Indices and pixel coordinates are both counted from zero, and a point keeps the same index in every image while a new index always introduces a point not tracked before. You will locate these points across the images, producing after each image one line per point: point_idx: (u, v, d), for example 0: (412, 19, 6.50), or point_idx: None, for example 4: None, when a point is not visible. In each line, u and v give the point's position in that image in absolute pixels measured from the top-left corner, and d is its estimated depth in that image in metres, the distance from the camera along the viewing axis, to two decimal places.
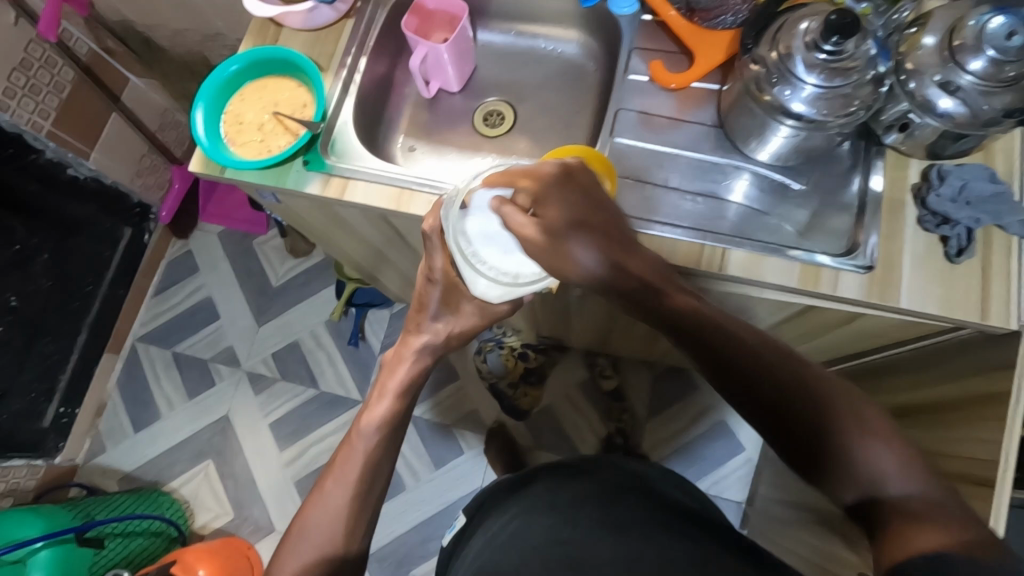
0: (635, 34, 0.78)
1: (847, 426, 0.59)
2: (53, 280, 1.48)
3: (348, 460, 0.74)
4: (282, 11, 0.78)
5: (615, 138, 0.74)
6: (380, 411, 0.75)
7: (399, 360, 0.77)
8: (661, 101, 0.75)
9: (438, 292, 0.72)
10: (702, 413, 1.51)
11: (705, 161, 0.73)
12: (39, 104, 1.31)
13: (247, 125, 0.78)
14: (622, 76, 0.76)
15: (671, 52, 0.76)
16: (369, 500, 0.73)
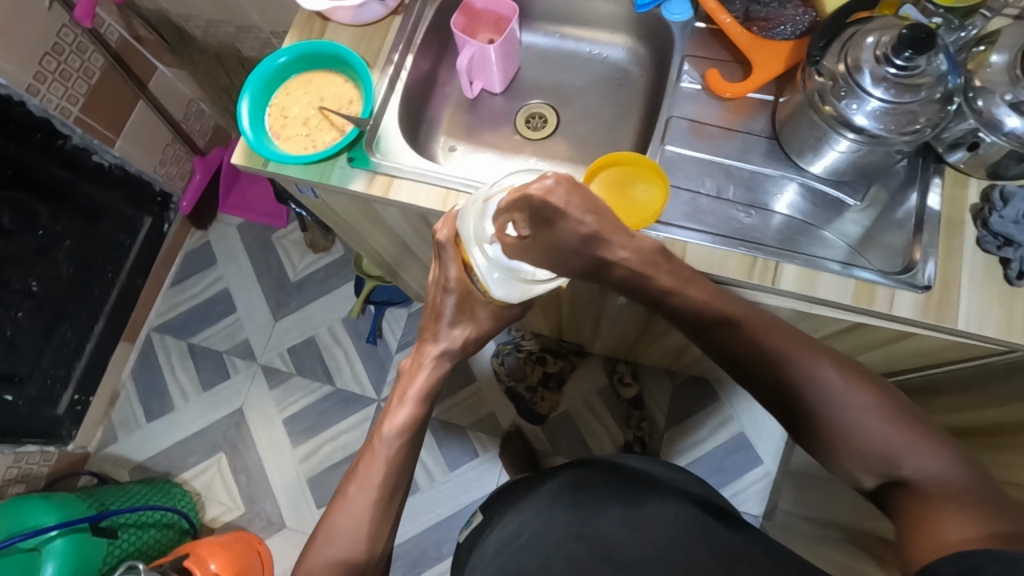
0: (687, 41, 0.77)
1: (877, 415, 0.58)
2: (74, 267, 1.47)
3: (370, 467, 0.72)
4: (333, 5, 0.77)
5: (665, 146, 0.73)
6: (400, 418, 0.72)
7: (416, 367, 0.74)
8: (713, 110, 0.74)
9: (453, 301, 0.70)
10: (722, 424, 1.50)
11: (757, 172, 0.72)
12: (68, 89, 1.31)
13: (292, 119, 0.77)
14: (675, 84, 0.75)
15: (725, 61, 0.75)
16: (392, 504, 0.73)
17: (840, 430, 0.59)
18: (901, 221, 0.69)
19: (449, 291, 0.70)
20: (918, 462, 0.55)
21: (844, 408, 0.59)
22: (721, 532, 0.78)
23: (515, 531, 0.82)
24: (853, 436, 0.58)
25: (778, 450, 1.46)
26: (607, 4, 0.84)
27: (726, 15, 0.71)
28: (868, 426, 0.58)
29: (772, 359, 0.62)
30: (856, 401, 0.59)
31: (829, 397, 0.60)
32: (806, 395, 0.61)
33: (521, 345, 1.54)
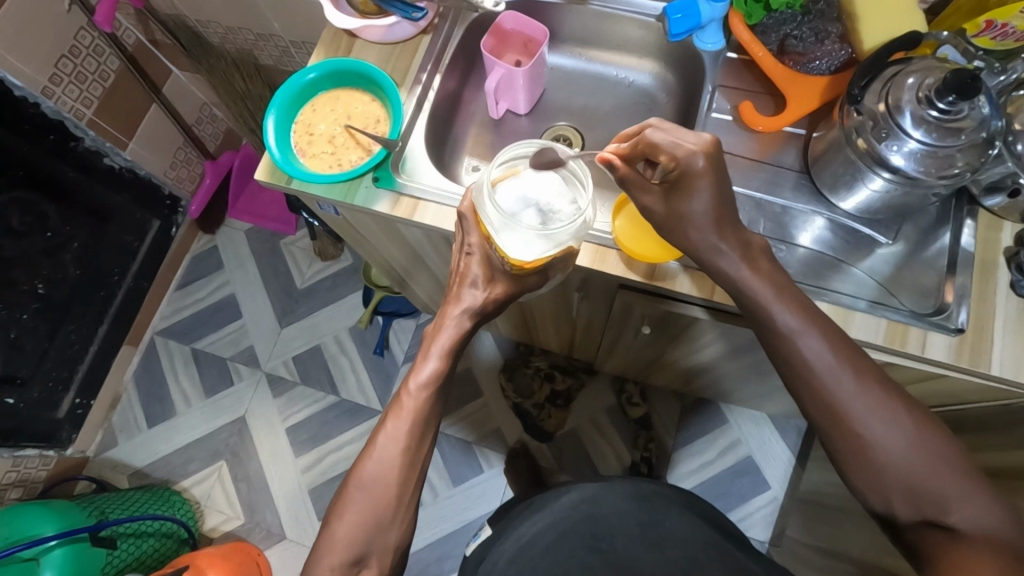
0: (717, 71, 0.76)
1: (919, 447, 0.58)
2: (81, 269, 1.46)
3: (398, 421, 0.67)
4: (363, 25, 0.76)
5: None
6: (428, 371, 0.68)
7: (438, 327, 0.71)
8: (743, 141, 0.74)
9: (477, 262, 0.71)
10: (730, 446, 1.49)
11: (787, 208, 0.71)
12: (83, 92, 1.30)
13: (318, 136, 0.76)
14: (705, 114, 0.75)
15: (757, 93, 0.75)
16: (419, 459, 0.67)
17: (892, 464, 0.58)
18: (934, 260, 0.68)
19: (470, 255, 0.71)
20: (969, 512, 0.56)
21: (897, 443, 0.58)
22: (741, 558, 0.77)
23: (528, 540, 0.79)
24: (907, 474, 0.58)
25: (786, 475, 1.45)
26: (636, 30, 0.83)
27: (761, 48, 0.70)
28: (925, 469, 0.57)
29: (833, 384, 0.60)
30: (918, 442, 0.58)
31: (890, 434, 0.58)
32: (869, 427, 0.59)
33: (529, 361, 1.58)
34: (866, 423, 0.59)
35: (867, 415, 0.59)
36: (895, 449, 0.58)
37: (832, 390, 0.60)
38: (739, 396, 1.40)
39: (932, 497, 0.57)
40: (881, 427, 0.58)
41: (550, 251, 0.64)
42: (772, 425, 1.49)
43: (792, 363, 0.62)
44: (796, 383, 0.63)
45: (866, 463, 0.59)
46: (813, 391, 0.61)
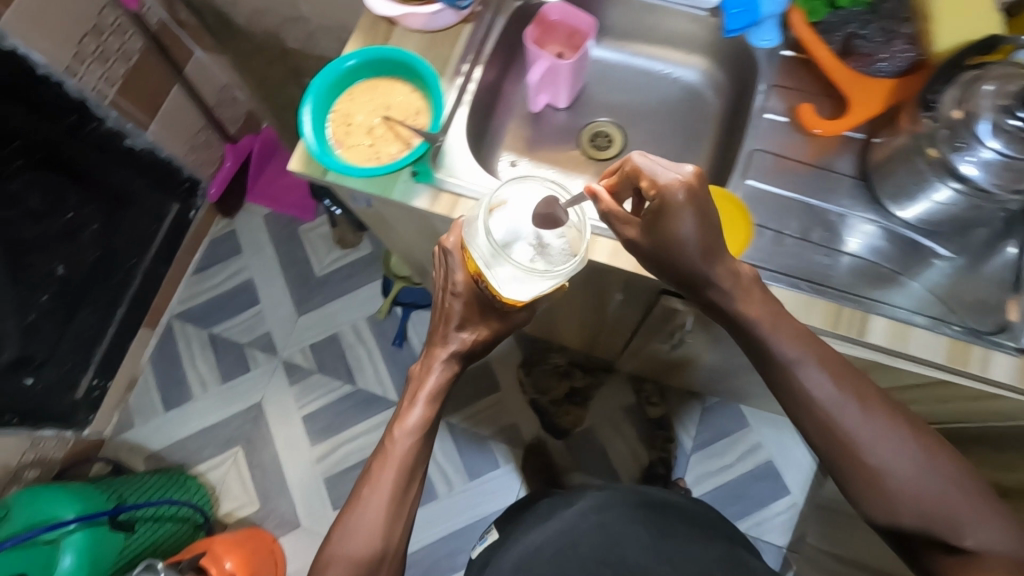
0: (771, 70, 0.73)
1: (927, 473, 0.60)
2: (99, 251, 1.44)
3: (383, 469, 0.71)
4: (407, 12, 0.73)
5: (746, 180, 0.70)
6: (414, 417, 0.72)
7: (427, 369, 0.74)
8: (799, 143, 0.71)
9: (462, 305, 0.73)
10: (750, 450, 1.47)
11: (839, 216, 0.69)
12: (106, 71, 1.28)
13: (356, 127, 0.74)
14: (757, 114, 0.72)
15: (814, 94, 0.72)
16: (405, 503, 0.71)
17: (902, 491, 0.60)
18: (996, 276, 0.66)
19: (455, 295, 0.73)
20: (977, 533, 0.59)
21: (905, 469, 0.61)
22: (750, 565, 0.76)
23: (554, 548, 0.78)
24: (918, 501, 0.60)
25: (806, 481, 1.43)
26: (688, 24, 0.80)
27: (821, 48, 0.69)
28: (935, 494, 0.60)
29: (842, 416, 0.62)
30: (927, 470, 0.61)
31: (900, 464, 0.61)
32: (878, 457, 0.61)
33: (547, 356, 1.56)
34: (877, 456, 0.61)
35: (877, 448, 0.61)
36: (905, 478, 0.61)
37: (844, 425, 0.62)
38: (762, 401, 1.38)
39: (941, 521, 0.60)
40: (893, 457, 0.60)
41: (541, 290, 0.62)
42: (793, 431, 1.47)
43: (805, 395, 0.63)
44: (809, 417, 0.64)
45: (877, 492, 0.62)
46: (826, 426, 0.62)
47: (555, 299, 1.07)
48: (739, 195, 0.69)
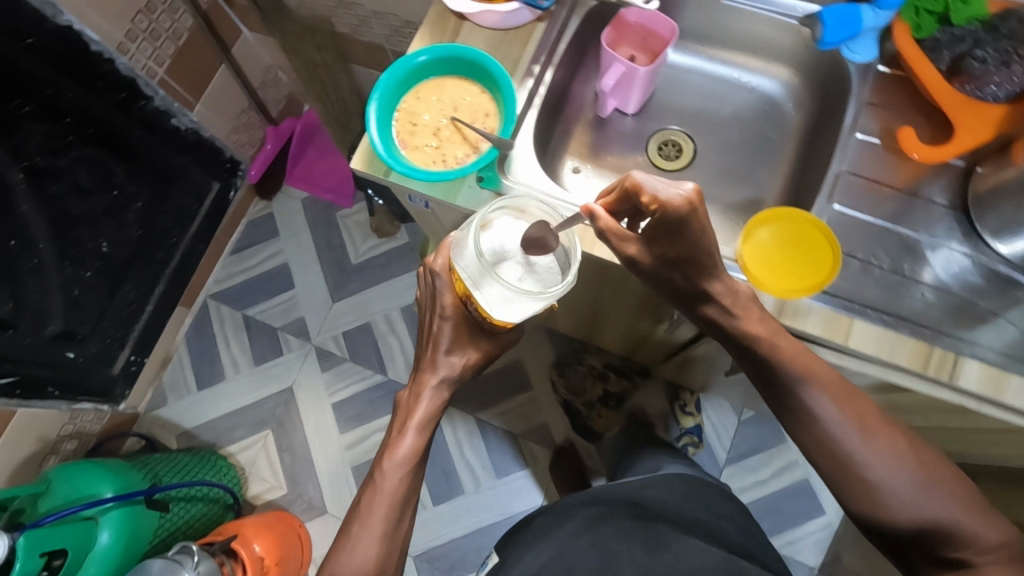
0: (866, 88, 0.72)
1: (919, 485, 0.65)
2: (142, 229, 1.44)
3: (374, 502, 0.74)
4: (482, 9, 0.70)
5: (833, 205, 0.70)
6: (405, 446, 0.75)
7: (416, 397, 0.77)
8: (890, 166, 0.70)
9: (450, 327, 0.76)
10: (786, 466, 1.44)
11: (929, 247, 0.68)
12: (156, 49, 1.27)
13: (422, 127, 0.71)
14: (849, 132, 0.71)
15: (910, 115, 0.71)
16: (396, 534, 0.75)
17: (899, 503, 0.65)
18: None
19: (445, 318, 0.75)
20: (977, 548, 0.62)
21: (900, 483, 0.65)
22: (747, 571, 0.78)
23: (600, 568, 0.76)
24: (916, 511, 0.65)
25: (842, 501, 1.40)
26: (780, 34, 0.76)
27: (926, 67, 0.68)
28: (935, 511, 0.64)
29: (839, 436, 0.66)
30: (926, 489, 0.65)
31: (898, 481, 0.65)
32: (875, 473, 0.65)
33: (582, 358, 1.53)
34: (876, 474, 0.65)
35: (876, 466, 0.65)
36: (905, 495, 0.65)
37: (846, 446, 0.66)
38: None
39: (939, 536, 0.64)
40: (888, 472, 0.65)
41: (530, 311, 0.62)
42: None
43: (811, 416, 0.67)
44: (814, 439, 0.68)
45: (877, 509, 0.66)
46: (830, 446, 0.67)
47: (603, 308, 1.04)
48: (824, 221, 0.69)
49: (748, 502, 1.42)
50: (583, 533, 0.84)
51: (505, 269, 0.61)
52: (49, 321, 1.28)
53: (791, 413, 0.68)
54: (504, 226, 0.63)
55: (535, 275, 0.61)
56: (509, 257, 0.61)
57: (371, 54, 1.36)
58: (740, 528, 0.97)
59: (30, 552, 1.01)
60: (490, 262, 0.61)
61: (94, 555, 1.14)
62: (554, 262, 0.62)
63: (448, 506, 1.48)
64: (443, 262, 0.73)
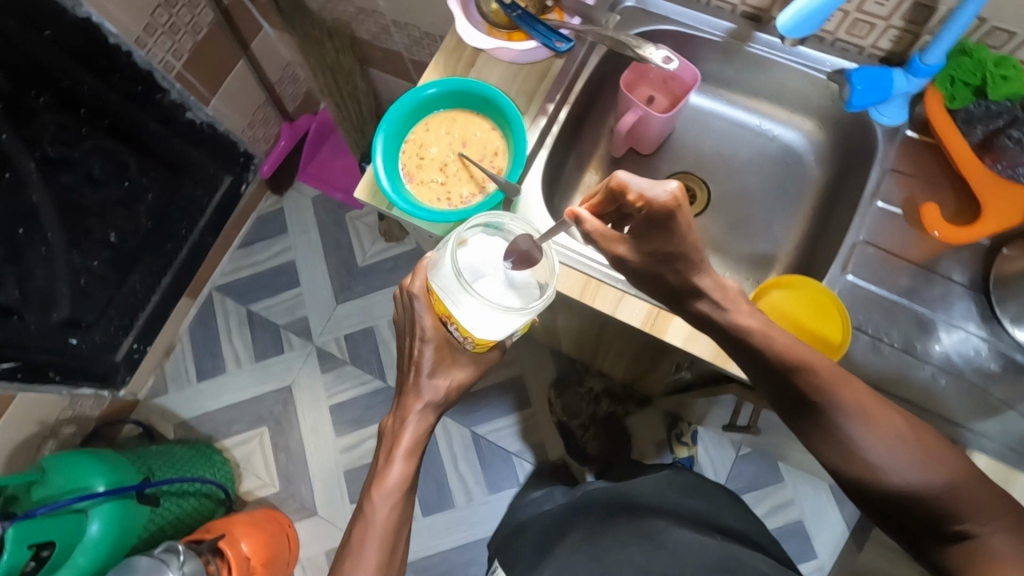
0: (892, 152, 0.72)
1: (922, 462, 0.61)
2: (152, 221, 1.43)
3: (366, 535, 0.72)
4: (498, 46, 0.69)
5: (847, 276, 0.70)
6: (394, 474, 0.74)
7: (402, 422, 0.76)
8: (909, 237, 0.71)
9: (431, 350, 0.74)
10: (782, 505, 1.42)
11: (943, 327, 0.69)
12: (174, 44, 1.26)
13: (429, 161, 0.70)
14: (870, 200, 0.72)
15: (934, 186, 0.72)
16: (391, 561, 0.74)
17: (901, 486, 0.61)
18: None
19: (426, 341, 0.74)
20: (985, 523, 0.58)
21: (901, 463, 0.61)
22: (751, 564, 0.77)
23: None
24: (920, 491, 0.60)
25: (836, 545, 1.38)
26: (809, 87, 0.77)
27: (955, 137, 0.69)
28: (938, 487, 0.60)
29: (839, 413, 0.62)
30: (927, 462, 0.60)
31: (898, 462, 0.61)
32: (872, 454, 0.61)
33: (583, 380, 1.52)
34: (872, 452, 0.61)
35: (872, 442, 0.62)
36: (903, 472, 0.61)
37: (840, 423, 0.63)
38: (803, 462, 1.32)
39: (942, 512, 0.59)
40: (887, 452, 0.61)
41: (513, 328, 0.60)
42: (830, 493, 1.41)
43: (808, 400, 0.63)
44: (808, 421, 0.65)
45: (876, 488, 0.62)
46: (826, 424, 0.63)
47: (605, 344, 1.03)
48: (836, 293, 0.70)
49: (772, 529, 1.40)
50: (581, 544, 0.85)
51: (486, 287, 0.59)
52: (56, 309, 1.28)
53: (787, 394, 0.64)
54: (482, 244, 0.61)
55: (516, 291, 0.60)
56: (489, 274, 0.60)
57: (390, 61, 1.34)
58: (734, 514, 0.97)
59: (19, 544, 1.02)
60: (470, 280, 0.59)
61: (83, 546, 1.15)
62: (534, 278, 0.61)
63: (438, 518, 1.48)
64: (420, 285, 0.72)
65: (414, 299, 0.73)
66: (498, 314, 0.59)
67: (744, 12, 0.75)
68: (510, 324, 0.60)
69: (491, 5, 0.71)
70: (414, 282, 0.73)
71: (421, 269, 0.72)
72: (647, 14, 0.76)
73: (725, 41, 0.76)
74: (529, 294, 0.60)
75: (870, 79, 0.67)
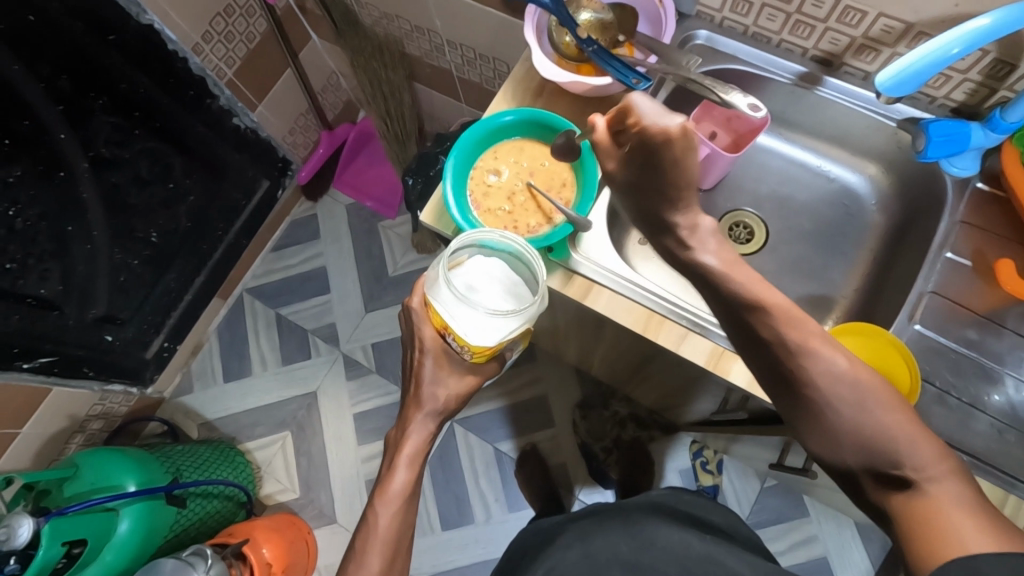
0: (962, 204, 0.73)
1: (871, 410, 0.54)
2: (192, 222, 1.44)
3: (369, 544, 0.71)
4: (576, 81, 0.70)
5: (914, 325, 0.71)
6: (397, 481, 0.74)
7: (404, 432, 0.76)
8: (975, 289, 0.72)
9: (429, 361, 0.74)
10: (805, 540, 1.40)
11: (1010, 381, 0.69)
12: (228, 51, 1.27)
13: (496, 189, 0.71)
14: (938, 251, 0.72)
15: (1002, 239, 0.72)
16: (394, 572, 0.72)
17: (845, 429, 0.54)
18: None
19: (425, 351, 0.74)
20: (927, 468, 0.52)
21: (850, 410, 0.54)
22: (727, 565, 0.77)
23: None
24: (866, 439, 0.54)
25: None
26: (878, 137, 0.79)
27: None
28: (881, 431, 0.53)
29: (788, 350, 0.56)
30: (868, 404, 0.54)
31: (843, 398, 0.55)
32: (821, 393, 0.55)
33: (608, 403, 1.52)
34: (815, 386, 0.55)
35: (816, 376, 0.55)
36: (848, 415, 0.55)
37: (788, 358, 0.56)
38: (829, 497, 1.31)
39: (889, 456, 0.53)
40: (833, 389, 0.55)
41: (509, 337, 0.61)
42: (854, 530, 1.40)
43: (759, 336, 0.57)
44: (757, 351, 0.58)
45: (817, 426, 0.56)
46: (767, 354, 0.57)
47: (643, 372, 1.03)
48: (903, 341, 0.70)
49: (794, 564, 1.39)
50: (579, 544, 0.87)
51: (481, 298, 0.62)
52: (94, 304, 1.28)
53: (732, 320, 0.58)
54: (474, 262, 0.64)
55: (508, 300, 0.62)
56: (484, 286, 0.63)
57: (437, 78, 1.35)
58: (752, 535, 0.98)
59: (54, 539, 1.02)
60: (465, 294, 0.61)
61: (111, 544, 1.15)
62: (524, 284, 0.64)
63: (456, 535, 1.47)
64: (418, 300, 0.73)
65: (412, 314, 0.74)
66: (494, 323, 0.60)
67: (815, 56, 0.76)
68: (505, 332, 0.61)
69: (563, 36, 0.72)
70: (413, 298, 0.74)
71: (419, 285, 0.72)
72: (715, 53, 0.78)
73: (794, 84, 0.77)
74: (521, 298, 0.63)
75: (947, 131, 0.68)
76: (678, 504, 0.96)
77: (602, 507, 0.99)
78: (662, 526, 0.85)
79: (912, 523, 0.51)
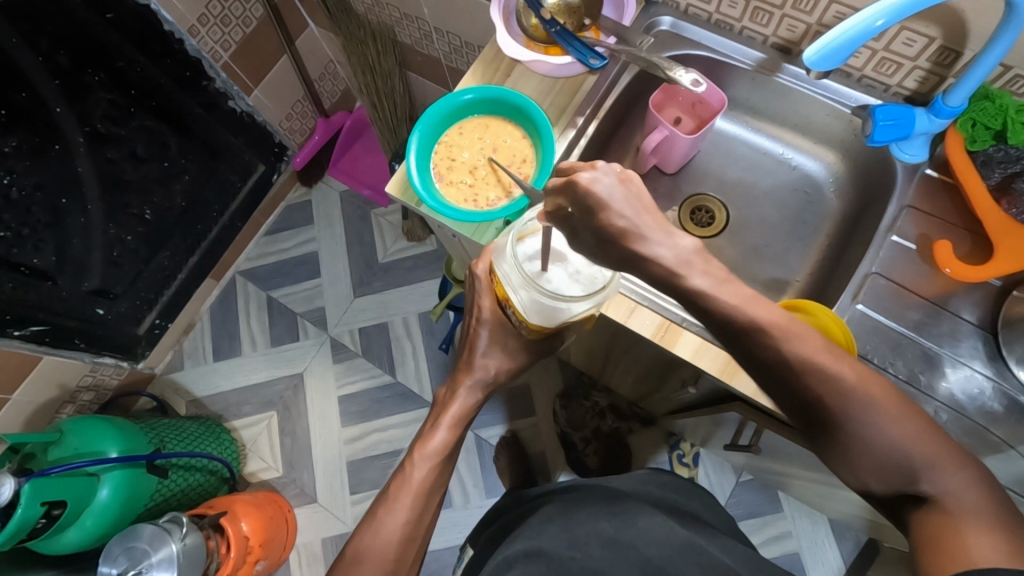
0: (910, 189, 0.76)
1: (901, 426, 0.54)
2: (187, 202, 1.47)
3: (400, 492, 0.73)
4: (535, 59, 0.73)
5: (856, 305, 0.73)
6: (437, 441, 0.75)
7: (452, 394, 0.78)
8: (922, 274, 0.73)
9: (486, 332, 0.76)
10: (778, 536, 1.41)
11: (948, 363, 0.70)
12: (224, 35, 1.32)
13: (459, 164, 0.74)
14: (884, 234, 0.75)
15: (951, 225, 0.74)
16: (419, 528, 0.71)
17: (870, 450, 0.55)
18: None
19: (483, 321, 0.76)
20: (939, 478, 0.54)
21: (875, 431, 0.54)
22: (714, 559, 0.76)
23: None
24: (887, 461, 0.55)
25: None
26: (838, 125, 0.81)
27: (976, 181, 0.71)
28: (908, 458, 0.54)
29: (822, 378, 0.53)
30: (892, 424, 0.54)
31: (873, 424, 0.54)
32: (854, 424, 0.54)
33: (589, 394, 1.54)
34: (850, 418, 0.54)
35: (847, 404, 0.54)
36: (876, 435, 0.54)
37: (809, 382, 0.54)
38: (802, 493, 1.31)
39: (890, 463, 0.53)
40: (864, 420, 0.54)
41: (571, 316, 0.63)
42: (829, 527, 1.40)
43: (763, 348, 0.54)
44: (779, 380, 0.54)
45: (850, 453, 0.56)
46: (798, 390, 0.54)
47: (611, 357, 1.05)
48: (846, 320, 0.72)
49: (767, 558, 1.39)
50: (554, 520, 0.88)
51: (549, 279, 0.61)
52: (87, 277, 1.32)
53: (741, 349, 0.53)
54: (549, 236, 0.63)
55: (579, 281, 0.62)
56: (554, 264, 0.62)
57: (428, 66, 1.39)
58: (716, 517, 0.99)
59: (34, 499, 1.05)
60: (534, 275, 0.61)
61: (92, 508, 1.18)
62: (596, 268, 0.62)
63: (434, 517, 1.49)
64: (483, 268, 0.74)
65: (475, 282, 0.75)
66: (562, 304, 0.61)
67: (775, 43, 0.79)
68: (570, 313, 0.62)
69: (532, 19, 0.75)
70: (478, 266, 0.74)
71: (485, 254, 0.73)
72: (680, 39, 0.80)
73: (754, 70, 0.79)
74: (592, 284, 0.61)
75: (892, 116, 0.70)
76: (655, 488, 0.97)
77: (576, 484, 1.01)
78: (623, 507, 0.86)
79: (926, 529, 0.53)
